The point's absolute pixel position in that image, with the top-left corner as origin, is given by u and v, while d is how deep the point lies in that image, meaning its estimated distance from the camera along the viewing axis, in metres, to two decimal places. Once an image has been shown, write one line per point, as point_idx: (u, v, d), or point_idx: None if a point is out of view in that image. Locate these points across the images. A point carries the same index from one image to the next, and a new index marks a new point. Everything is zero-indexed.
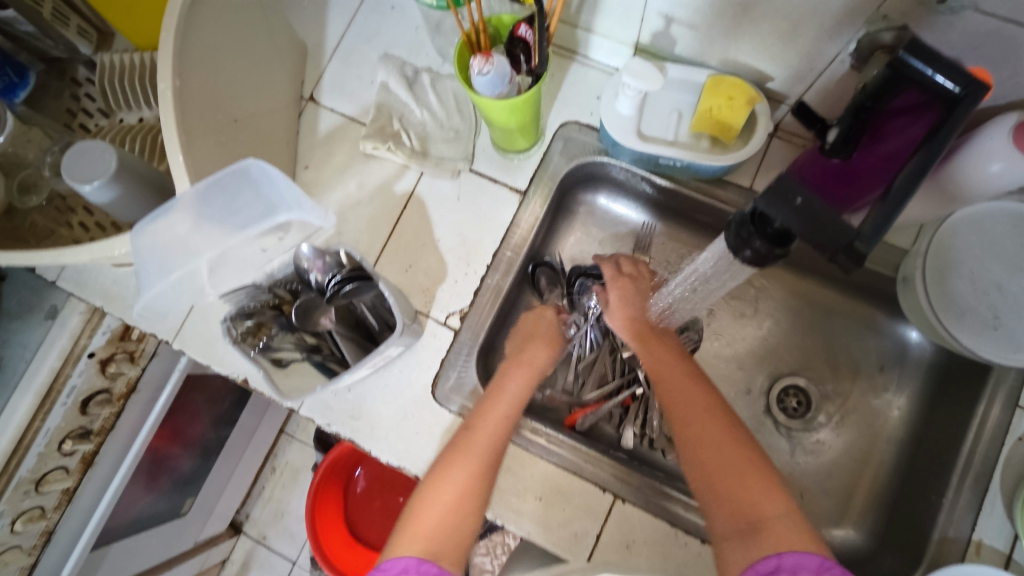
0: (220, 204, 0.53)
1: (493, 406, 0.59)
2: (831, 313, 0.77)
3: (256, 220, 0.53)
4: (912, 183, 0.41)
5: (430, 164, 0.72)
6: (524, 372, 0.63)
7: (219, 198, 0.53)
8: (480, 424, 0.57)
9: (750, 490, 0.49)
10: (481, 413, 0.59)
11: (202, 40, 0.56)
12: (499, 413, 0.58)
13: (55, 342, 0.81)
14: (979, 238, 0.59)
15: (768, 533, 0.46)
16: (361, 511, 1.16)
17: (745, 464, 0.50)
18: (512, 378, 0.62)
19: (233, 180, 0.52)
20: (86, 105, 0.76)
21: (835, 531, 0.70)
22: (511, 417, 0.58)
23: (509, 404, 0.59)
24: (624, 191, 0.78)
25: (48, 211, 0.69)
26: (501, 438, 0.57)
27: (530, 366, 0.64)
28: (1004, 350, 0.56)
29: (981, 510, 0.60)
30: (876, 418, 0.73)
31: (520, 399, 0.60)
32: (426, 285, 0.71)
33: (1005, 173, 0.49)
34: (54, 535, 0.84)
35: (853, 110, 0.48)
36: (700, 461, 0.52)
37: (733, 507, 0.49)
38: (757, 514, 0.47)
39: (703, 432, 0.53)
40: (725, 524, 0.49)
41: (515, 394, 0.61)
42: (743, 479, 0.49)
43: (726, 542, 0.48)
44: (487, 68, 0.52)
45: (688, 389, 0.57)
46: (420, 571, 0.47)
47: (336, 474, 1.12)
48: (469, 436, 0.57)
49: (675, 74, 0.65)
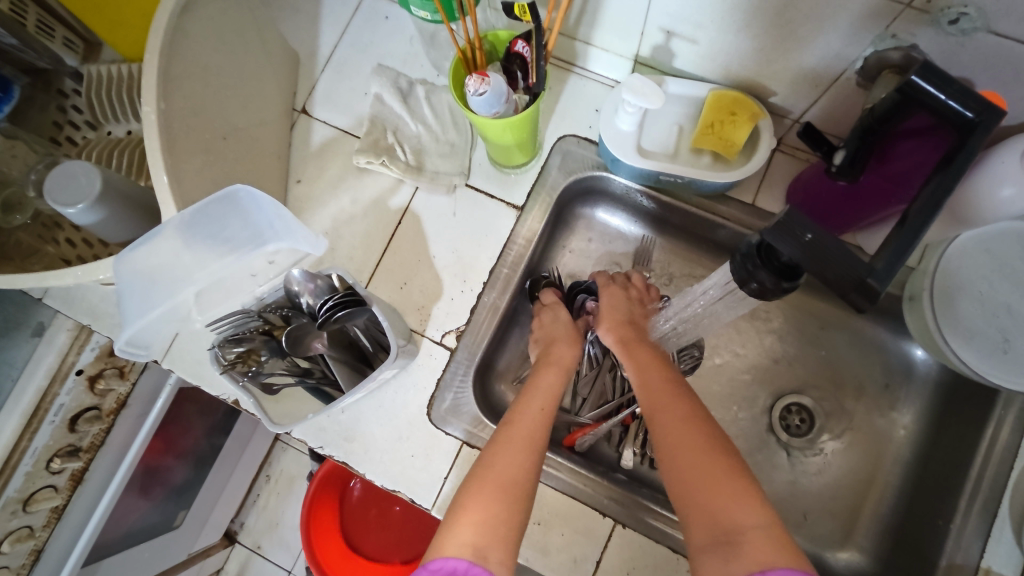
0: (206, 230, 0.51)
1: (528, 400, 0.57)
2: (834, 329, 0.76)
3: (247, 246, 0.53)
4: (931, 210, 0.40)
5: (425, 179, 0.70)
6: (557, 372, 0.61)
7: (205, 225, 0.51)
8: (520, 419, 0.55)
9: (728, 501, 0.46)
10: (517, 408, 0.56)
11: (188, 57, 0.55)
12: (535, 406, 0.56)
13: (42, 360, 0.80)
14: (988, 258, 0.57)
15: (747, 546, 0.43)
16: (357, 522, 1.14)
17: (722, 473, 0.47)
18: (544, 372, 0.60)
19: (219, 207, 0.50)
20: (73, 117, 0.75)
21: (840, 553, 0.69)
22: (549, 411, 0.56)
23: (544, 398, 0.57)
24: (624, 205, 0.76)
25: (32, 228, 0.67)
26: (543, 430, 0.54)
27: (560, 360, 0.62)
28: (1015, 374, 0.55)
29: (990, 536, 0.58)
30: (880, 437, 0.72)
31: (554, 393, 0.59)
32: (421, 303, 0.70)
33: (1016, 200, 0.47)
34: (43, 554, 0.82)
35: (860, 132, 0.47)
36: (677, 468, 0.49)
37: (711, 518, 0.45)
38: (735, 527, 0.44)
39: (682, 440, 0.50)
40: (702, 536, 0.45)
41: (549, 387, 0.59)
42: (720, 488, 0.46)
43: (702, 556, 0.45)
44: (483, 88, 0.51)
45: (669, 395, 0.54)
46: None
47: (332, 484, 1.10)
48: (508, 429, 0.54)
49: (676, 88, 0.64)
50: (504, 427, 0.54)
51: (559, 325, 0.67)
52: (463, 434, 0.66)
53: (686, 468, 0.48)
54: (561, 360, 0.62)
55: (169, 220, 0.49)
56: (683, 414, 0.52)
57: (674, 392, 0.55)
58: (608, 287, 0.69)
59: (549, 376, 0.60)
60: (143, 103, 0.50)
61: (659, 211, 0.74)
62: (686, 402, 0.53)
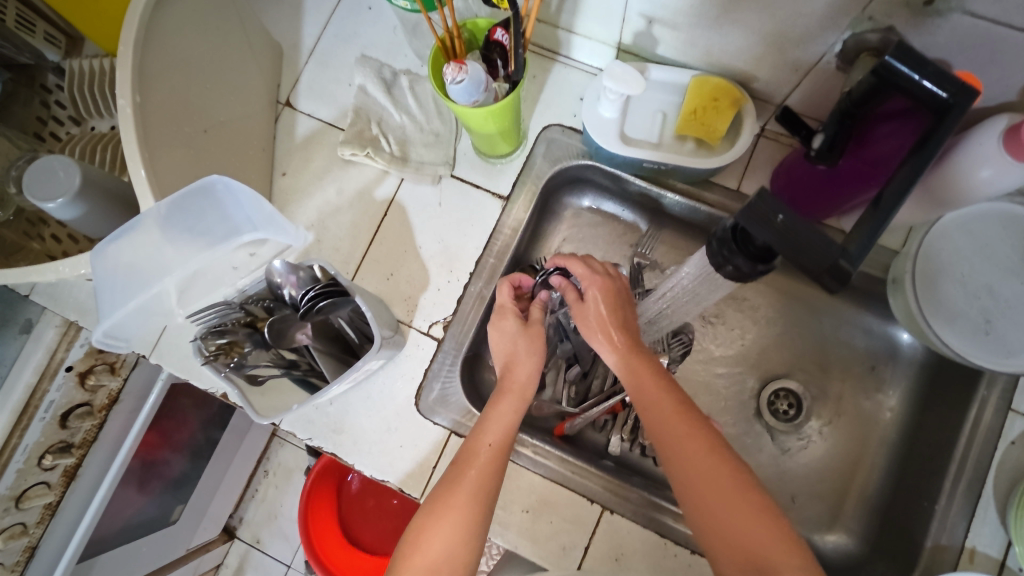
0: (184, 221, 0.52)
1: (479, 437, 0.55)
2: (822, 313, 0.76)
3: (222, 238, 0.52)
4: (904, 191, 0.39)
5: (410, 170, 0.70)
6: (513, 399, 0.57)
7: (184, 217, 0.51)
8: (472, 459, 0.53)
9: (758, 539, 0.46)
10: (469, 445, 0.55)
11: (165, 51, 0.54)
12: (484, 444, 0.54)
13: (30, 357, 0.79)
14: (970, 239, 0.58)
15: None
16: (355, 513, 1.15)
17: (748, 513, 0.47)
18: (501, 403, 0.57)
19: (198, 199, 0.51)
20: (56, 113, 0.74)
21: (828, 535, 0.69)
22: (498, 448, 0.54)
23: (496, 431, 0.55)
24: (610, 194, 0.76)
25: (18, 224, 0.67)
26: (496, 467, 0.53)
27: (518, 387, 0.59)
28: (996, 356, 0.55)
29: (974, 517, 0.59)
30: (867, 420, 0.73)
31: (510, 425, 0.56)
32: (408, 294, 0.70)
33: (995, 179, 0.47)
34: (37, 551, 0.82)
35: (838, 116, 0.47)
36: (705, 510, 0.48)
37: (743, 557, 0.46)
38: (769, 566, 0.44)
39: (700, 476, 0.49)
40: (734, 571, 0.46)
41: (505, 420, 0.56)
42: (753, 530, 0.46)
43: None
44: (460, 76, 0.50)
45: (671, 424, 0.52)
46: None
47: (329, 477, 1.11)
48: (461, 470, 0.53)
49: (658, 75, 0.64)
50: (455, 468, 0.53)
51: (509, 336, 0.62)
52: (451, 423, 0.67)
53: (714, 509, 0.48)
54: (519, 388, 0.59)
55: (149, 210, 0.49)
56: (703, 448, 0.50)
57: (687, 420, 0.52)
58: (596, 286, 0.62)
59: (504, 407, 0.57)
60: (118, 97, 0.50)
61: (646, 198, 0.73)
62: (700, 432, 0.51)
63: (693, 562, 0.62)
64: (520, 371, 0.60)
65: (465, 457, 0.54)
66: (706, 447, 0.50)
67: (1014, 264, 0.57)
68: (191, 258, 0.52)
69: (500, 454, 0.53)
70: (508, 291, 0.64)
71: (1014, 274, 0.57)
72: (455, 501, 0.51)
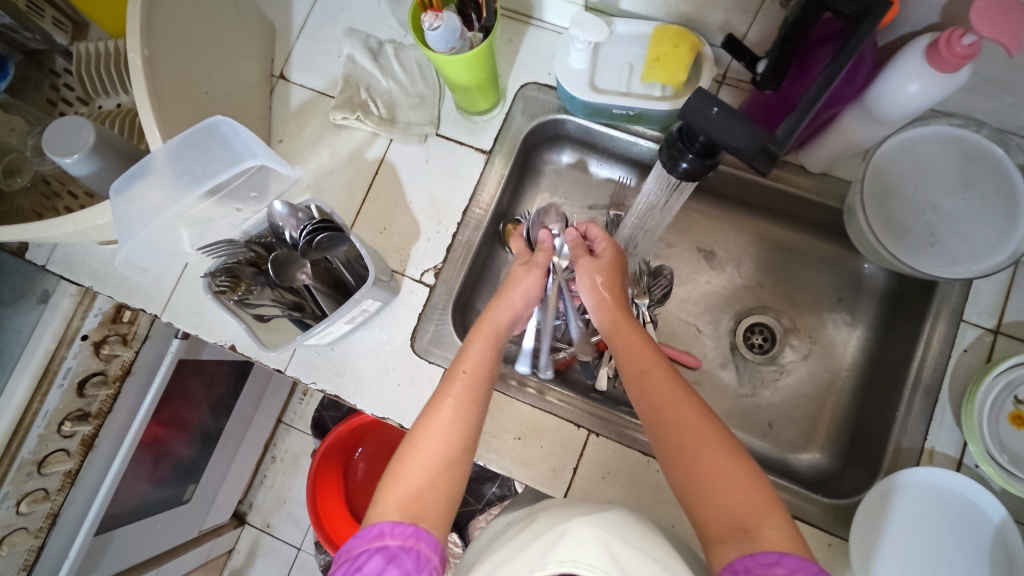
0: (191, 158, 0.57)
1: (455, 368, 0.57)
2: (791, 253, 0.81)
3: (224, 168, 0.57)
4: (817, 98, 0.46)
5: (398, 130, 0.75)
6: (487, 332, 0.60)
7: (189, 154, 0.57)
8: (448, 390, 0.55)
9: (740, 496, 0.46)
10: (447, 377, 0.57)
11: (171, 15, 0.60)
12: (460, 374, 0.56)
13: (48, 325, 0.82)
14: (913, 162, 0.64)
15: (764, 541, 0.44)
16: (362, 493, 1.19)
17: (730, 473, 0.48)
18: (476, 338, 0.59)
19: (202, 137, 0.57)
20: (65, 95, 0.78)
21: (802, 456, 0.74)
22: (473, 378, 0.56)
23: (470, 363, 0.57)
24: (587, 149, 0.82)
25: (33, 194, 0.71)
26: (472, 401, 0.55)
27: (492, 326, 0.61)
28: (942, 264, 0.62)
29: (933, 421, 0.64)
30: (836, 349, 0.77)
31: (485, 358, 0.58)
32: (400, 246, 0.75)
33: (922, 94, 0.52)
34: (59, 517, 0.87)
35: (779, 42, 0.52)
36: (689, 469, 0.49)
37: (726, 512, 0.46)
38: (751, 521, 0.45)
39: (687, 436, 0.50)
40: (718, 528, 0.46)
41: (480, 354, 0.58)
42: (740, 490, 0.47)
43: (718, 546, 0.46)
44: (437, 23, 0.56)
45: (664, 392, 0.53)
46: (395, 533, 0.46)
47: (335, 457, 1.14)
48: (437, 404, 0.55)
49: (624, 28, 0.69)
50: (432, 403, 0.55)
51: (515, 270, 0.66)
52: (445, 362, 0.71)
53: (697, 468, 0.49)
54: (492, 320, 0.62)
55: (157, 151, 0.56)
56: (692, 414, 0.51)
57: (676, 387, 0.53)
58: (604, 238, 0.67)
59: (478, 341, 0.59)
60: (129, 50, 0.55)
61: (622, 150, 0.78)
62: (685, 399, 0.52)
63: None
64: (502, 306, 0.63)
65: (441, 392, 0.56)
66: (694, 411, 0.51)
67: (955, 182, 0.64)
68: (191, 193, 0.56)
69: (474, 383, 0.56)
70: (518, 243, 0.72)
71: (955, 191, 0.63)
72: (432, 436, 0.53)
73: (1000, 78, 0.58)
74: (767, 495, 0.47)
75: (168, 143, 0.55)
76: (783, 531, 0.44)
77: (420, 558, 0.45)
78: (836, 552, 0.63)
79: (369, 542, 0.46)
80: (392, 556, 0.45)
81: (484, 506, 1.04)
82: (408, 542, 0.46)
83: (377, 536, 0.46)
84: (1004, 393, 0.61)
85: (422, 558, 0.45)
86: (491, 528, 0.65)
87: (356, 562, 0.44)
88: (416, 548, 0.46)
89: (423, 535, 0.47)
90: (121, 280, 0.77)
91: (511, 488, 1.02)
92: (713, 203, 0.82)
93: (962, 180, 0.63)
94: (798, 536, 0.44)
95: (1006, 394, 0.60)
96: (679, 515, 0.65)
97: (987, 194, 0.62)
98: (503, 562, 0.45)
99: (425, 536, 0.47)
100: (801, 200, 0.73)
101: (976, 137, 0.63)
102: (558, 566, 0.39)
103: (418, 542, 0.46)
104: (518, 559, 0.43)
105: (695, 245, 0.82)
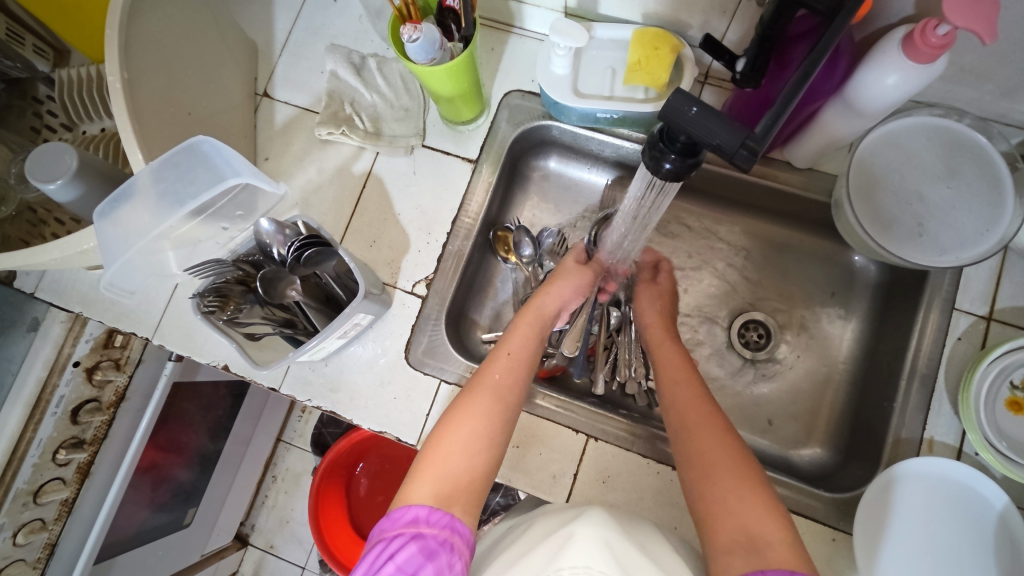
0: (175, 179, 0.57)
1: (500, 347, 0.61)
2: (783, 248, 0.81)
3: (208, 187, 0.56)
4: (794, 93, 0.45)
5: (385, 143, 0.75)
6: (531, 318, 0.65)
7: (172, 175, 0.57)
8: (492, 368, 0.58)
9: (752, 506, 0.47)
10: (491, 357, 0.60)
11: (150, 38, 0.60)
12: (504, 353, 0.60)
13: (39, 353, 0.81)
14: (896, 153, 0.65)
15: (771, 554, 0.43)
16: (365, 510, 1.17)
17: (743, 490, 0.48)
18: (522, 322, 0.64)
19: (185, 158, 0.57)
20: (49, 121, 0.76)
21: (803, 451, 0.74)
22: (516, 358, 0.60)
23: (515, 348, 0.61)
24: (573, 155, 0.82)
25: (19, 222, 0.71)
26: (515, 383, 0.57)
27: (537, 312, 0.66)
28: (930, 254, 0.62)
29: (930, 410, 0.63)
30: (831, 343, 0.77)
31: (530, 340, 0.62)
32: (390, 258, 0.74)
33: (901, 85, 0.53)
34: (57, 547, 0.85)
35: (757, 41, 0.54)
36: (709, 479, 0.50)
37: (737, 522, 0.46)
38: (760, 532, 0.45)
39: (706, 452, 0.52)
40: (726, 538, 0.46)
41: (524, 336, 0.63)
42: (752, 503, 0.47)
43: (723, 556, 0.45)
44: (416, 35, 0.56)
45: (698, 411, 0.55)
46: (430, 521, 0.46)
47: (335, 475, 1.12)
48: (480, 382, 0.57)
49: (604, 32, 0.69)
50: (474, 380, 0.57)
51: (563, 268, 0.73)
52: (440, 373, 0.70)
53: (717, 479, 0.49)
54: (537, 308, 0.66)
55: (141, 173, 0.56)
56: (717, 431, 0.53)
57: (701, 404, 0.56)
58: (667, 270, 0.76)
59: (523, 325, 0.64)
60: (108, 74, 0.56)
61: (609, 152, 0.79)
62: (708, 418, 0.54)
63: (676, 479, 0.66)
64: (552, 293, 0.68)
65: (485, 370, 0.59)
66: (717, 425, 0.53)
67: (940, 171, 0.64)
68: (172, 214, 0.56)
69: (517, 362, 0.59)
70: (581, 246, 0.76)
71: (940, 179, 0.64)
72: (472, 410, 0.54)
73: (976, 66, 0.58)
74: (775, 506, 0.47)
75: (152, 164, 0.56)
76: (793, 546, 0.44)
77: (452, 552, 0.45)
78: (840, 546, 0.62)
79: (403, 526, 0.45)
80: (433, 551, 0.44)
81: (488, 516, 1.03)
82: (444, 533, 0.46)
83: (412, 522, 0.46)
84: (999, 379, 0.61)
85: (455, 551, 0.45)
86: (489, 535, 0.65)
87: (388, 547, 0.44)
88: (450, 540, 0.45)
89: (457, 527, 0.46)
90: (110, 304, 0.77)
91: (515, 497, 1.02)
92: (702, 202, 0.82)
93: (947, 169, 0.64)
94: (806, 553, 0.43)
95: (1001, 379, 0.61)
96: (681, 517, 0.65)
97: (973, 181, 0.63)
98: (510, 565, 0.45)
99: (459, 528, 0.46)
100: (788, 196, 0.73)
101: (958, 126, 0.64)
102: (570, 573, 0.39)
103: (452, 534, 0.46)
104: (525, 562, 0.43)
105: (687, 246, 0.82)
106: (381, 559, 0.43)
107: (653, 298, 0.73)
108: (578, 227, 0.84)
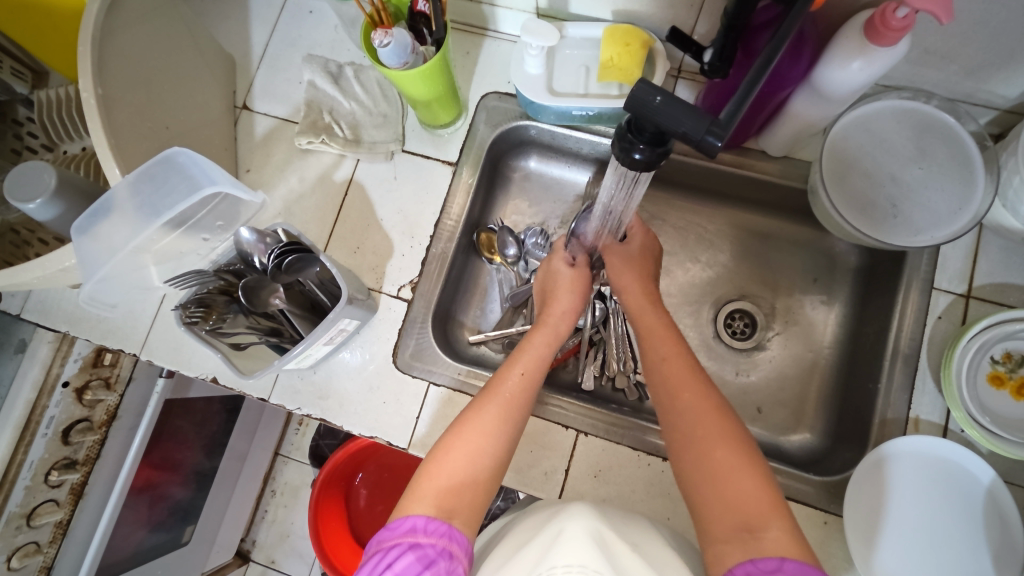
0: (152, 192, 0.57)
1: (512, 365, 0.59)
2: (764, 237, 0.82)
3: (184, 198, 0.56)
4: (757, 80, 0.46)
5: (364, 150, 0.75)
6: (546, 334, 0.63)
7: (150, 187, 0.57)
8: (503, 385, 0.57)
9: (753, 493, 0.46)
10: (501, 370, 0.59)
11: (121, 51, 0.60)
12: (516, 372, 0.58)
13: (27, 374, 0.80)
14: (869, 135, 0.66)
15: (768, 543, 0.43)
16: (366, 521, 1.16)
17: (745, 478, 0.47)
18: (534, 339, 0.63)
19: (161, 170, 0.57)
20: (29, 143, 0.76)
21: (793, 437, 0.74)
22: (530, 379, 0.58)
23: (527, 363, 0.59)
24: (554, 155, 0.83)
25: (3, 244, 0.71)
26: (526, 397, 0.57)
27: (552, 329, 0.64)
28: (907, 234, 0.63)
29: (915, 389, 0.64)
30: (816, 329, 0.78)
31: (543, 359, 0.60)
32: (374, 263, 0.75)
33: (864, 70, 0.54)
34: (53, 571, 0.84)
35: (724, 31, 0.54)
36: (703, 467, 0.49)
37: (736, 512, 0.46)
38: (757, 523, 0.44)
39: (701, 433, 0.51)
40: (723, 528, 0.45)
41: (537, 353, 0.61)
42: (752, 490, 0.46)
43: (720, 547, 0.45)
44: (387, 39, 0.57)
45: (691, 385, 0.54)
46: (428, 530, 0.46)
47: (335, 486, 1.12)
48: (488, 396, 0.56)
49: (574, 31, 0.70)
50: (481, 396, 0.56)
51: (559, 275, 0.70)
52: (429, 375, 0.71)
53: (711, 464, 0.49)
54: (552, 324, 0.65)
55: (116, 187, 0.56)
56: (711, 411, 0.52)
57: (695, 381, 0.54)
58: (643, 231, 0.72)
59: (538, 340, 0.62)
60: (82, 90, 0.56)
61: (586, 149, 0.80)
62: (708, 401, 0.52)
63: (667, 469, 0.67)
64: (557, 311, 0.66)
65: (494, 383, 0.58)
66: (710, 407, 0.52)
67: (910, 153, 0.65)
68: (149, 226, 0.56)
69: (530, 382, 0.57)
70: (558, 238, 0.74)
71: (911, 161, 0.65)
72: (477, 425, 0.54)
73: (940, 48, 0.59)
74: (776, 499, 0.46)
75: (127, 178, 0.56)
76: (788, 535, 0.43)
77: (451, 560, 0.45)
78: (832, 529, 0.62)
79: (401, 536, 0.45)
80: (432, 560, 0.44)
81: (489, 520, 1.03)
82: (442, 541, 0.46)
83: (410, 531, 0.46)
84: (979, 354, 0.62)
85: (454, 558, 0.45)
86: (485, 534, 0.65)
87: (386, 556, 0.44)
88: (448, 549, 0.46)
89: (455, 535, 0.47)
90: (95, 321, 0.76)
91: (513, 500, 1.02)
92: (683, 194, 0.83)
93: (918, 150, 0.65)
94: (804, 542, 0.43)
95: (982, 355, 0.62)
96: (675, 507, 0.65)
97: (944, 160, 0.64)
98: (507, 559, 0.46)
99: (457, 537, 0.47)
100: (766, 184, 0.74)
101: (926, 107, 0.65)
102: (565, 570, 0.38)
103: (451, 542, 0.46)
104: (519, 559, 0.43)
105: (671, 238, 0.83)
106: (379, 567, 0.43)
107: (637, 264, 0.68)
108: (561, 224, 0.85)
